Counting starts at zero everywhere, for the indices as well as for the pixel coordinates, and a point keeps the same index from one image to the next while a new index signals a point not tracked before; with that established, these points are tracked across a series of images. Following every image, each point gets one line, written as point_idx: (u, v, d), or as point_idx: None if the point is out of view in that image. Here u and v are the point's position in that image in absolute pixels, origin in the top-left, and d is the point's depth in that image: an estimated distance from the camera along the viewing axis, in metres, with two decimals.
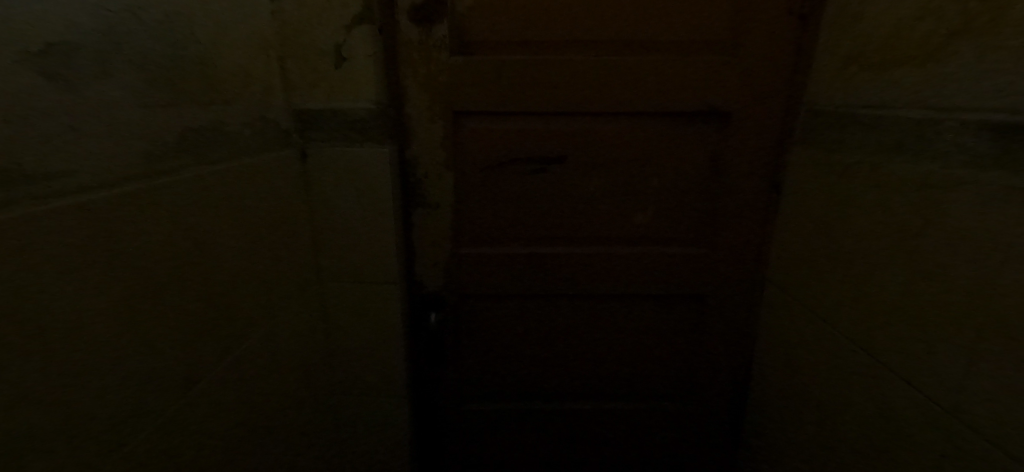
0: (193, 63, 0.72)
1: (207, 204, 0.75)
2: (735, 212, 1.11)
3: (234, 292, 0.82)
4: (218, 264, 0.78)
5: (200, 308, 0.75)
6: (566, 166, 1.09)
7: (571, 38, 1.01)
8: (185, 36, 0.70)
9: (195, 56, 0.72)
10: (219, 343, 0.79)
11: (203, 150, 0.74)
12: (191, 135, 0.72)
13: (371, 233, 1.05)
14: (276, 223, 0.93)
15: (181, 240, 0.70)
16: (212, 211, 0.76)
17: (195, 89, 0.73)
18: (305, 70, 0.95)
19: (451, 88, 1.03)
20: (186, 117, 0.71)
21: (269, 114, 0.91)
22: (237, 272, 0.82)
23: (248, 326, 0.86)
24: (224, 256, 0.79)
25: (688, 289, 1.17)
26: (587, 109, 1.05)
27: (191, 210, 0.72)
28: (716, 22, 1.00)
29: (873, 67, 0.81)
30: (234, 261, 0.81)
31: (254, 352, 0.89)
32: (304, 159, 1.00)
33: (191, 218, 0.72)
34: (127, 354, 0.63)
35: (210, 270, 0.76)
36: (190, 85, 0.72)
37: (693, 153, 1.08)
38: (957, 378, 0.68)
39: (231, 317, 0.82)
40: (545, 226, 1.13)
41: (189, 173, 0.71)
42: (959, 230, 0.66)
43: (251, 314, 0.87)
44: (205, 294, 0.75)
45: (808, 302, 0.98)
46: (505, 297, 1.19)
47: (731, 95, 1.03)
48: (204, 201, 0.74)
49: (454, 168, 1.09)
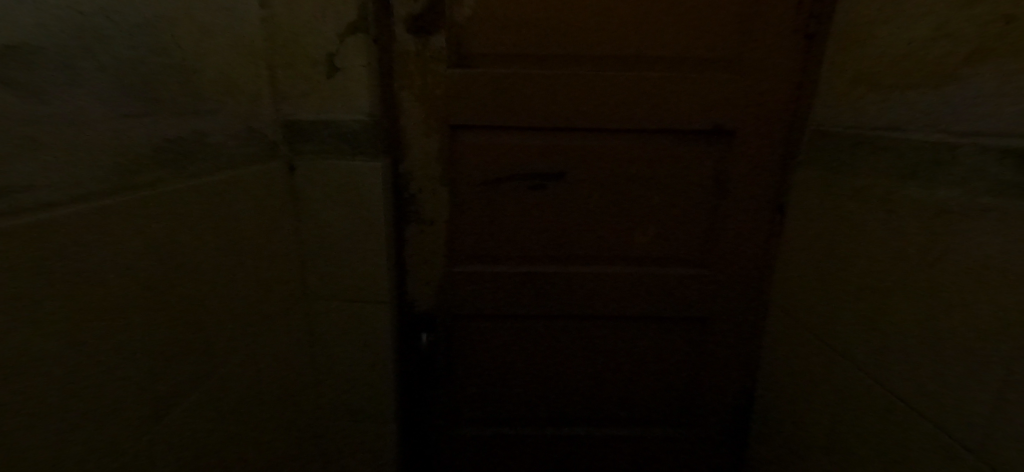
0: (172, 70, 0.67)
1: (187, 219, 0.70)
2: (739, 232, 1.08)
3: (215, 313, 0.77)
4: (198, 284, 0.73)
5: (177, 332, 0.69)
6: (567, 183, 1.06)
7: (573, 52, 0.98)
8: (164, 42, 0.66)
9: (177, 63, 0.68)
10: (198, 368, 0.74)
11: (183, 163, 0.70)
12: (170, 145, 0.67)
13: (361, 251, 1.00)
14: (259, 240, 0.88)
15: (162, 258, 0.66)
16: (195, 225, 0.72)
17: (174, 98, 0.68)
18: (295, 80, 0.92)
19: (448, 100, 0.99)
20: (165, 127, 0.66)
21: (255, 124, 0.87)
22: (219, 291, 0.78)
23: (231, 348, 0.81)
24: (205, 275, 0.74)
25: (688, 311, 1.14)
26: (588, 125, 1.02)
27: (172, 225, 0.67)
28: (719, 40, 0.98)
29: (886, 88, 0.79)
30: (215, 281, 0.77)
31: (237, 375, 0.84)
32: (292, 173, 0.96)
33: (171, 233, 0.67)
34: (101, 380, 0.58)
35: (189, 290, 0.71)
36: (169, 93, 0.67)
37: (697, 173, 1.05)
38: (980, 416, 0.64)
39: (208, 341, 0.76)
40: (543, 244, 1.09)
41: (167, 187, 0.66)
42: (982, 260, 0.63)
43: (231, 336, 0.81)
44: (183, 317, 0.70)
45: (815, 330, 0.94)
46: (502, 318, 1.14)
47: (736, 114, 1.01)
48: (185, 217, 0.70)
49: (450, 184, 1.05)
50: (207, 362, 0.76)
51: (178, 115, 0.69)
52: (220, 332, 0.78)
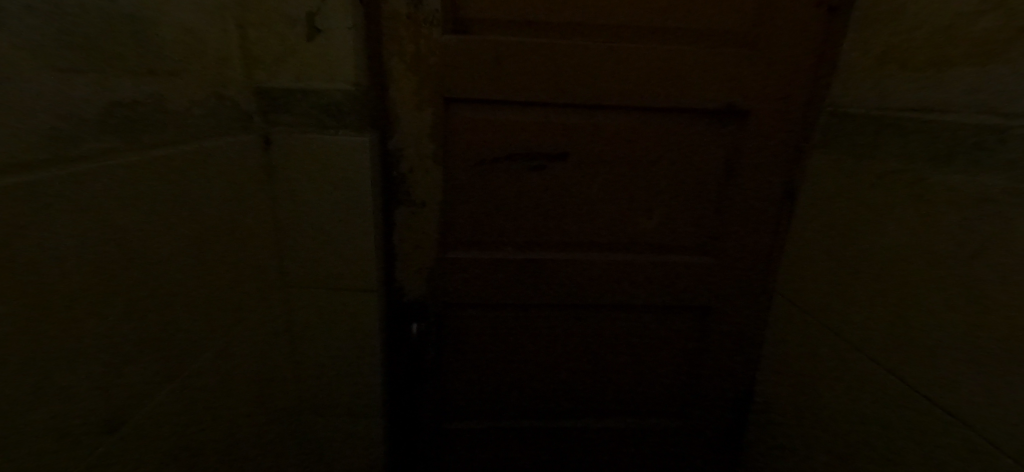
0: (124, 20, 0.57)
1: (145, 199, 0.60)
2: (748, 219, 1.02)
3: (182, 305, 0.68)
4: (160, 272, 0.64)
5: (136, 329, 0.60)
6: (571, 164, 0.98)
7: (582, 21, 0.90)
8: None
9: (131, 14, 0.58)
10: (164, 367, 0.65)
11: (140, 132, 0.60)
12: (122, 112, 0.57)
13: (346, 236, 0.92)
14: (230, 223, 0.78)
15: (117, 242, 0.56)
16: (156, 205, 0.62)
17: (127, 54, 0.58)
18: (270, 41, 0.81)
19: (442, 70, 0.90)
20: (116, 89, 0.56)
21: (224, 91, 0.76)
22: (185, 280, 0.69)
23: (201, 343, 0.73)
24: (168, 263, 0.65)
25: (691, 301, 1.09)
26: (594, 101, 0.94)
27: (129, 204, 0.58)
28: (736, 12, 0.91)
29: (920, 66, 0.74)
30: (181, 269, 0.67)
31: (209, 373, 0.75)
32: (267, 147, 0.86)
33: (128, 213, 0.58)
34: (48, 387, 0.50)
35: (149, 280, 0.62)
36: (121, 48, 0.57)
37: (708, 155, 0.99)
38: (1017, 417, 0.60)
39: (174, 335, 0.67)
40: (543, 229, 1.02)
41: (120, 160, 0.57)
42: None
43: (200, 330, 0.72)
44: (143, 310, 0.61)
45: (827, 322, 0.90)
46: (498, 307, 1.08)
47: (751, 92, 0.94)
48: (144, 195, 0.60)
49: (444, 164, 0.96)
50: (174, 360, 0.67)
51: (131, 76, 0.58)
52: (188, 326, 0.70)
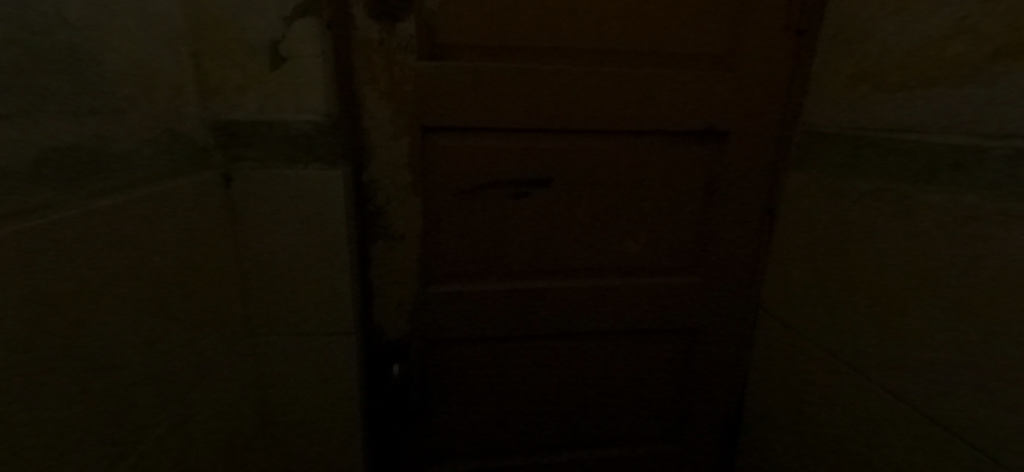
0: (60, 52, 0.50)
1: (85, 255, 0.53)
2: (730, 237, 1.02)
3: (130, 371, 0.60)
4: (105, 335, 0.56)
5: (69, 405, 0.52)
6: (554, 189, 0.95)
7: (561, 45, 0.88)
8: (45, 12, 0.48)
9: (73, 49, 0.51)
10: (107, 441, 0.58)
11: (78, 180, 0.52)
12: (56, 159, 0.50)
13: (319, 276, 0.85)
14: (188, 271, 0.71)
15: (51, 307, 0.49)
16: (102, 260, 0.55)
17: (65, 91, 0.50)
18: (229, 71, 0.75)
19: (418, 97, 0.85)
20: (49, 133, 0.49)
21: (179, 126, 0.69)
22: (134, 341, 0.61)
23: (154, 409, 0.65)
24: (113, 322, 0.57)
25: (678, 322, 1.08)
26: (577, 125, 0.92)
27: (69, 263, 0.51)
28: (710, 35, 0.92)
29: (893, 88, 0.76)
30: (128, 329, 0.60)
31: (164, 441, 0.67)
32: (228, 185, 0.78)
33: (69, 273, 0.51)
34: None
35: (90, 347, 0.54)
36: (57, 85, 0.49)
37: (689, 176, 0.99)
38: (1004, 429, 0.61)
39: (120, 404, 0.59)
40: (528, 258, 0.98)
41: (51, 215, 0.49)
42: (1005, 267, 0.61)
43: (152, 395, 0.64)
44: (81, 380, 0.54)
45: (816, 339, 0.91)
46: (484, 342, 1.02)
47: (728, 113, 0.95)
48: (89, 250, 0.53)
49: (423, 194, 0.91)
50: (121, 431, 0.60)
51: (68, 117, 0.51)
52: (137, 395, 0.61)
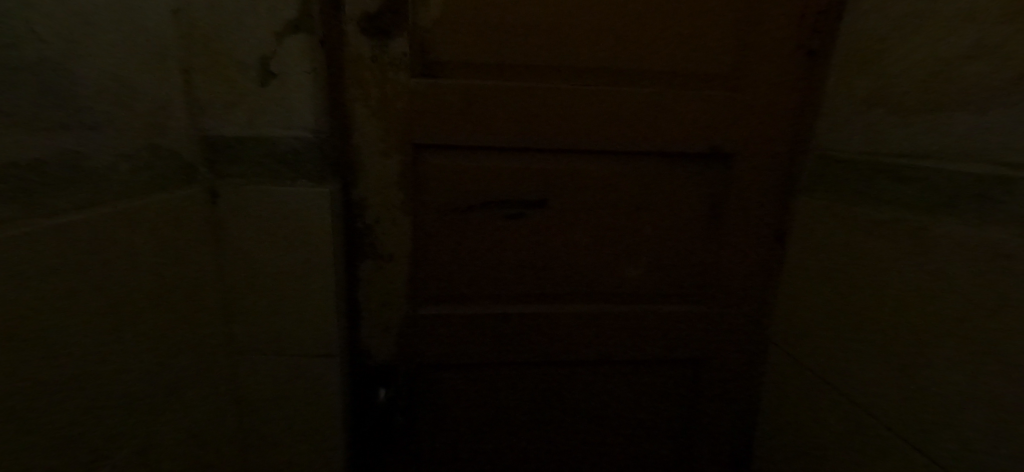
0: (31, 67, 0.50)
1: (43, 270, 0.52)
2: (736, 264, 0.97)
3: (84, 392, 0.58)
4: (56, 356, 0.54)
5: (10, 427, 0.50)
6: (550, 211, 0.92)
7: (558, 63, 0.86)
8: (16, 29, 0.49)
9: (37, 62, 0.51)
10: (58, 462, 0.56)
11: (45, 193, 0.52)
12: (22, 172, 0.50)
13: (303, 295, 0.83)
14: (166, 288, 0.69)
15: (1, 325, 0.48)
16: (60, 276, 0.54)
17: (35, 105, 0.51)
18: (218, 87, 0.74)
19: (410, 115, 0.84)
20: (15, 147, 0.49)
21: (162, 142, 0.69)
22: (95, 358, 0.59)
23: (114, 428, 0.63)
24: (72, 340, 0.56)
25: (681, 353, 1.02)
26: (573, 146, 0.89)
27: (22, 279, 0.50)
28: (716, 55, 0.88)
29: (910, 112, 0.71)
30: (88, 346, 0.58)
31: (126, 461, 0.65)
32: (214, 201, 0.77)
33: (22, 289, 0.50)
34: None
35: (37, 367, 0.53)
36: (27, 100, 0.50)
37: (693, 200, 0.94)
38: None
39: (77, 422, 0.58)
40: (522, 281, 0.95)
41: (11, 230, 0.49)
42: None
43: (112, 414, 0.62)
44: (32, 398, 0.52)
45: (828, 379, 0.84)
46: (475, 367, 0.98)
47: (734, 135, 0.91)
48: (44, 265, 0.52)
49: (413, 214, 0.88)
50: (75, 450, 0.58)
51: (38, 131, 0.51)
52: (94, 414, 0.60)
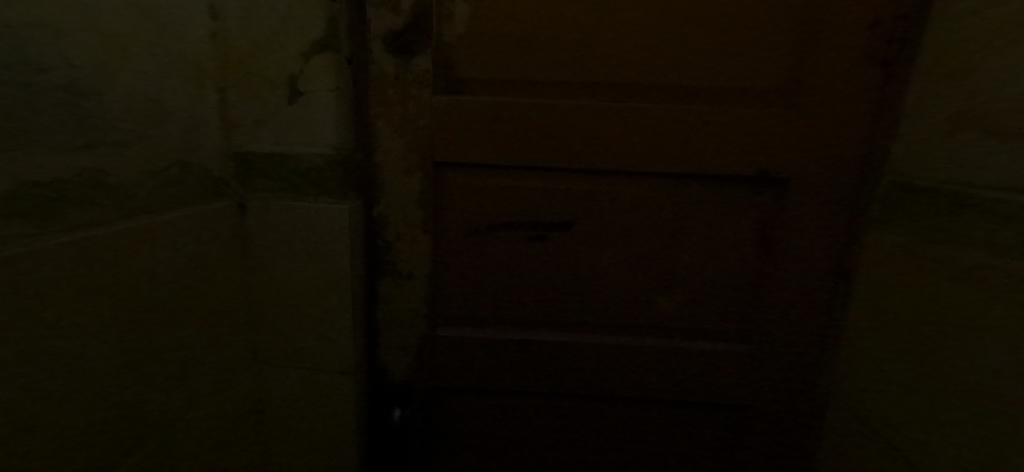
0: (51, 91, 0.54)
1: (52, 281, 0.55)
2: (789, 302, 0.85)
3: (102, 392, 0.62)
4: (69, 361, 0.58)
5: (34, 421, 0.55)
6: (575, 235, 0.86)
7: (588, 78, 0.80)
8: (37, 57, 0.52)
9: (65, 84, 0.55)
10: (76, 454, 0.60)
11: (59, 208, 0.56)
12: (34, 188, 0.53)
13: (321, 310, 0.83)
14: (187, 298, 0.72)
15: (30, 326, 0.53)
16: (83, 283, 0.58)
17: (53, 126, 0.55)
18: (251, 105, 0.77)
19: (432, 133, 0.82)
20: (45, 165, 0.54)
21: (193, 158, 0.72)
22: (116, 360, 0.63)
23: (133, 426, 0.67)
24: (96, 342, 0.60)
25: (723, 399, 0.91)
26: (602, 166, 0.83)
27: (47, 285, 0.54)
28: (768, 67, 0.78)
29: (999, 134, 0.58)
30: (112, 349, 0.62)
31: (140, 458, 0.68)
32: (242, 214, 0.80)
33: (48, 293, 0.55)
34: None
35: (49, 371, 0.56)
36: (44, 122, 0.53)
37: (739, 228, 0.84)
38: None
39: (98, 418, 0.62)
40: (544, 307, 0.90)
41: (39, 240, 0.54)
42: None
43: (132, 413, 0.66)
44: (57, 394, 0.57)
45: (902, 450, 0.70)
46: (492, 394, 0.95)
47: (789, 156, 0.80)
48: (69, 272, 0.57)
49: (434, 232, 0.87)
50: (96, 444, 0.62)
51: (56, 150, 0.55)
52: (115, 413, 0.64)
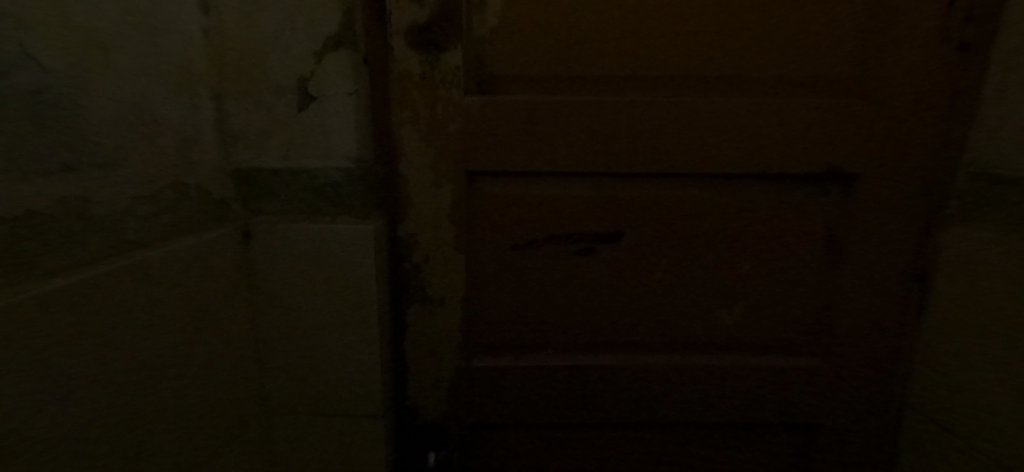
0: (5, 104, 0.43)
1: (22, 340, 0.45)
2: (860, 310, 0.79)
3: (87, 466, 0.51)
4: (43, 439, 0.47)
5: None
6: (625, 247, 0.78)
7: (637, 72, 0.72)
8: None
9: (24, 91, 0.44)
10: None
11: (25, 251, 0.45)
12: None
13: (343, 346, 0.72)
14: (189, 344, 0.61)
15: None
16: (59, 334, 0.47)
17: (12, 147, 0.44)
18: (253, 113, 0.65)
19: (464, 139, 0.73)
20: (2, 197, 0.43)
21: (189, 179, 0.61)
22: (104, 424, 0.52)
23: None
24: (75, 407, 0.49)
25: (789, 417, 0.84)
26: (654, 170, 0.74)
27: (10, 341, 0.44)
28: (835, 55, 0.71)
29: None
30: (97, 411, 0.51)
31: None
32: (247, 242, 0.68)
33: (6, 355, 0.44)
34: None
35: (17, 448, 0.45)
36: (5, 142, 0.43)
37: (807, 232, 0.77)
38: None
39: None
40: (591, 329, 0.81)
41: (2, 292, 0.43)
42: None
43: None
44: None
45: None
46: (536, 427, 0.85)
47: (860, 151, 0.73)
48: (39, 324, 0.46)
49: (467, 251, 0.77)
50: None
51: (18, 179, 0.44)
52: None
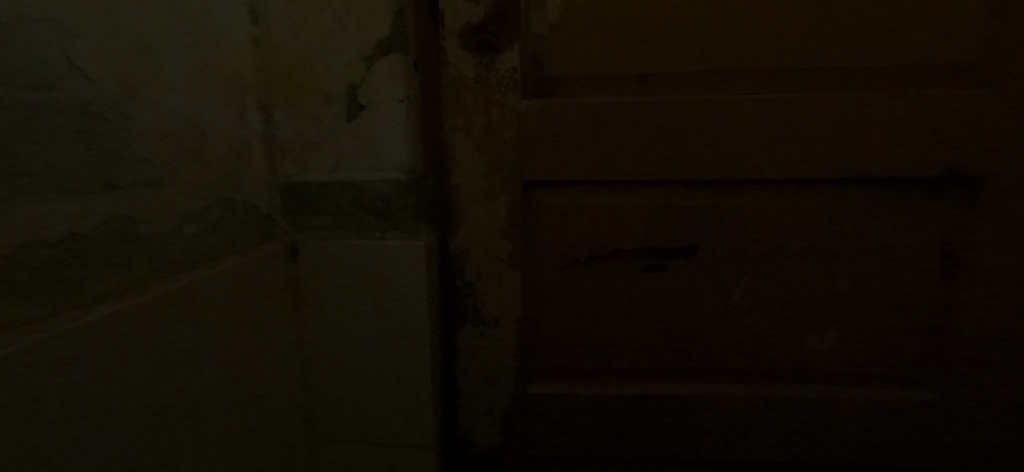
0: (63, 116, 0.40)
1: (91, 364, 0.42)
2: (986, 337, 0.67)
3: None
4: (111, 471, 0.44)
5: None
6: (699, 264, 0.70)
7: (713, 67, 0.64)
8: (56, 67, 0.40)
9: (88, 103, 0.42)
10: None
11: (80, 273, 0.42)
12: (49, 248, 0.40)
13: (392, 370, 0.68)
14: (238, 367, 0.58)
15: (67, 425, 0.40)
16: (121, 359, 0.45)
17: (73, 160, 0.41)
18: (300, 125, 0.63)
19: (520, 147, 0.67)
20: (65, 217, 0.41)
21: (236, 194, 0.59)
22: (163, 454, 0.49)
23: None
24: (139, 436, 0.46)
25: (895, 460, 0.72)
26: (733, 177, 0.66)
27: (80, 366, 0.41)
28: (951, 38, 0.61)
29: None
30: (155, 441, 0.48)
31: None
32: (294, 259, 0.65)
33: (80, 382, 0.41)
34: None
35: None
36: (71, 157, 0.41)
37: (916, 245, 0.66)
38: None
39: None
40: (660, 354, 0.73)
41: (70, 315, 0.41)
42: None
43: None
44: None
45: None
46: (597, 462, 0.77)
47: (984, 151, 0.62)
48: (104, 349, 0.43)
49: (524, 268, 0.71)
50: None
51: (70, 198, 0.41)
52: None
